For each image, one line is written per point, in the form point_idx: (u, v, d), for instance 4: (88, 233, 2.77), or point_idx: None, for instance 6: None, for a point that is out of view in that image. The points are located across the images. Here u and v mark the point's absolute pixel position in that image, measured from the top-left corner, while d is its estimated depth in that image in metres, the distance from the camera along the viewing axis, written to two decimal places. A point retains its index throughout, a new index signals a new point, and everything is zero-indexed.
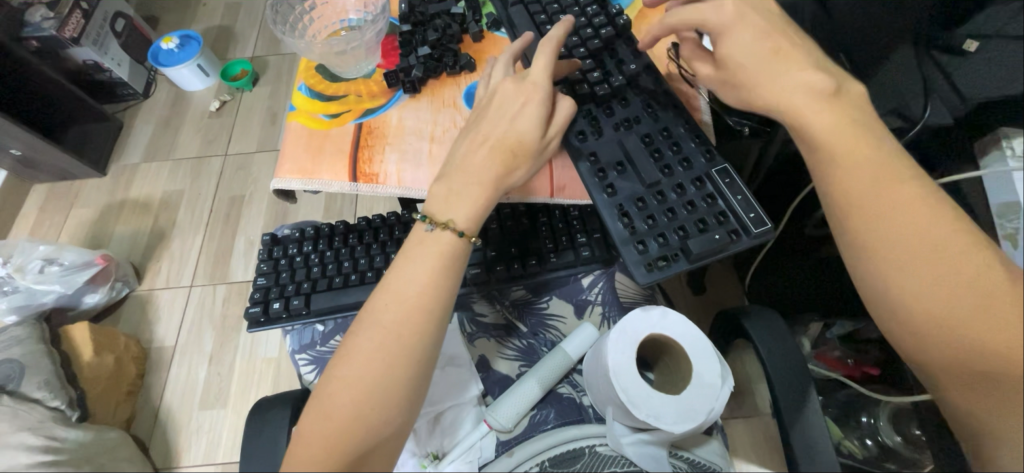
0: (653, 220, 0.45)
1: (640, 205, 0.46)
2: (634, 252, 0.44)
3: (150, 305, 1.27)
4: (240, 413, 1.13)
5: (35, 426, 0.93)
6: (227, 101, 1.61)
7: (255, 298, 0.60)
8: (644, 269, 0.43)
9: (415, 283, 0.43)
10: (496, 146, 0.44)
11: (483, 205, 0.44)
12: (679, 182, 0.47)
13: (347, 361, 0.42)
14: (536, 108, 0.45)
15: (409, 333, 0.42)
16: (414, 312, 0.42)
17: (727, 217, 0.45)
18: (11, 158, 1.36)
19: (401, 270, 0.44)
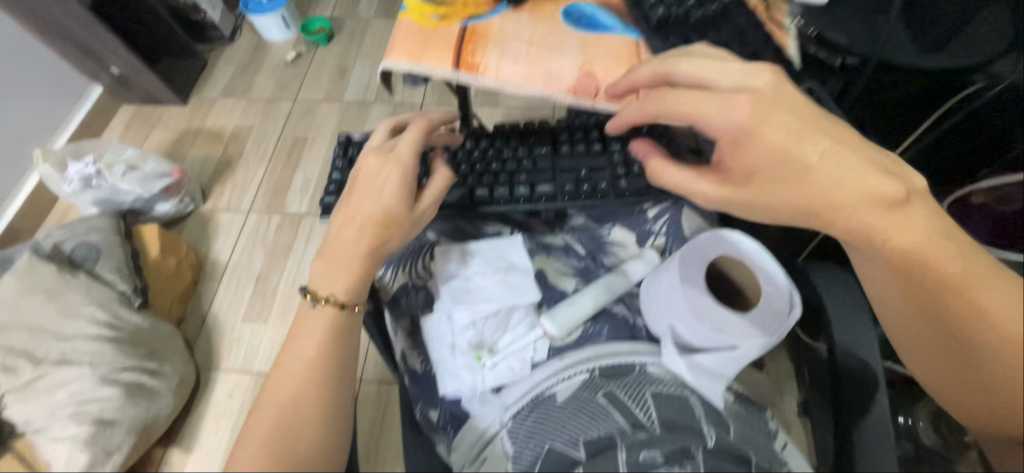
0: None
1: None
2: (712, 145, 0.45)
3: (211, 223, 1.35)
4: (280, 331, 1.19)
5: (104, 304, 1.01)
6: (302, 53, 1.71)
7: (331, 189, 0.65)
8: (720, 161, 0.44)
9: (308, 347, 0.49)
10: (365, 229, 0.52)
11: (354, 280, 0.51)
12: None
13: (248, 439, 0.45)
14: (398, 182, 0.53)
15: (299, 405, 0.46)
16: (306, 383, 0.47)
17: None
18: (109, 76, 1.49)
19: (294, 349, 0.50)
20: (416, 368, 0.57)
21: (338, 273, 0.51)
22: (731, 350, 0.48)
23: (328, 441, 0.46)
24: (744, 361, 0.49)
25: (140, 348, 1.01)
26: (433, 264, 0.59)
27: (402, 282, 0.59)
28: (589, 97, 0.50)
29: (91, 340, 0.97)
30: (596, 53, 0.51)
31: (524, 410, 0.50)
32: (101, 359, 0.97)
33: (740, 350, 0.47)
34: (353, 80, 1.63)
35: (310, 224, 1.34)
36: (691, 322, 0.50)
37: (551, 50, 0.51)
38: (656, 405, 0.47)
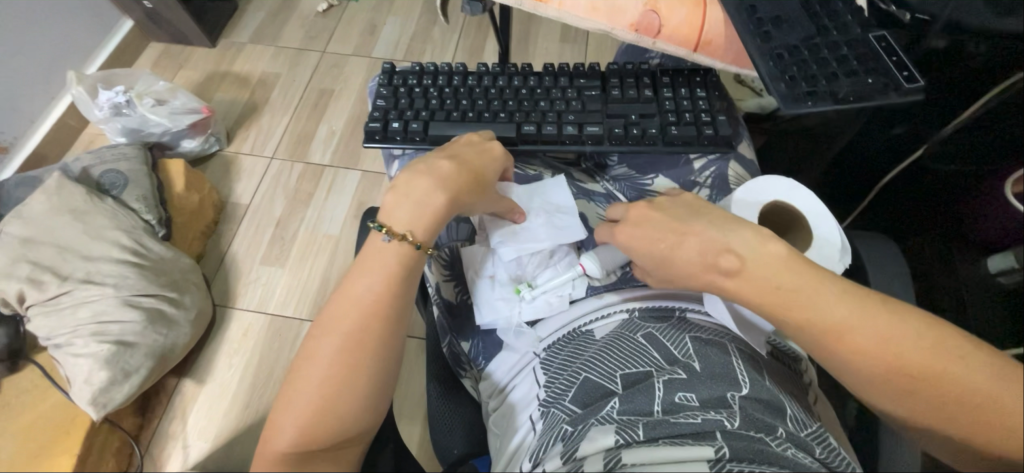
0: (806, 66, 0.45)
1: (793, 52, 0.46)
2: (781, 87, 0.45)
3: (234, 166, 1.36)
4: (297, 275, 1.20)
5: (129, 230, 1.03)
6: (333, 5, 1.69)
7: (375, 116, 0.65)
8: (790, 100, 0.44)
9: (374, 280, 0.44)
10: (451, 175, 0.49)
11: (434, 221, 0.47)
12: (832, 40, 0.47)
13: (309, 359, 0.41)
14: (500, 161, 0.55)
15: (368, 337, 0.42)
16: (371, 320, 0.42)
17: (878, 73, 0.45)
18: (141, 10, 1.47)
19: (360, 278, 0.45)
20: (452, 299, 0.58)
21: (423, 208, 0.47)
22: None
23: (389, 378, 0.43)
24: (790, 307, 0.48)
25: (161, 277, 1.02)
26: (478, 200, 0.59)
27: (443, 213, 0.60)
28: (649, 36, 0.49)
29: (115, 263, 0.99)
30: None
31: (560, 342, 0.52)
32: (124, 282, 0.98)
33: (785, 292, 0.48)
34: (383, 37, 1.61)
35: (332, 175, 1.34)
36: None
37: None
38: (696, 347, 0.47)
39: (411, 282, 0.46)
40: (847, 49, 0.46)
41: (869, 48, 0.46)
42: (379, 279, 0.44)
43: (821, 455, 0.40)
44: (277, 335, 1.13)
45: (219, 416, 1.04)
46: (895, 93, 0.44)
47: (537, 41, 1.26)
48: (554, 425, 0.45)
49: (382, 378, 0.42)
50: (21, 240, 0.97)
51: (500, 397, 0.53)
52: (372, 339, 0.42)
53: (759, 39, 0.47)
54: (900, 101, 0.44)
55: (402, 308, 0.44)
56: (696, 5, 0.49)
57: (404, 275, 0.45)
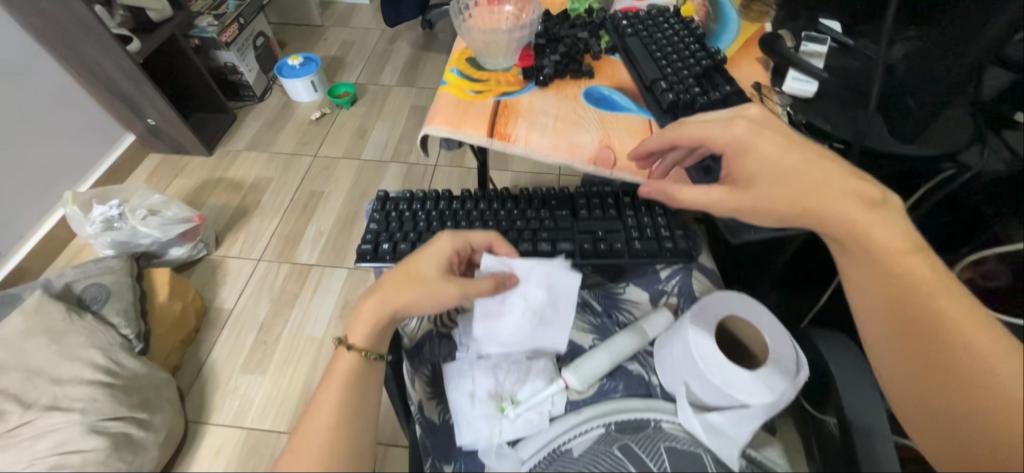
0: None
1: None
2: (727, 214, 0.48)
3: (220, 269, 1.37)
4: (277, 383, 1.16)
5: (104, 347, 1.00)
6: (326, 113, 1.83)
7: (367, 238, 0.70)
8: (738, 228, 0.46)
9: (333, 404, 0.51)
10: (389, 284, 0.56)
11: (367, 326, 0.55)
12: None
13: None
14: (439, 260, 0.58)
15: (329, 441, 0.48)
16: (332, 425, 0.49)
17: None
18: (143, 126, 1.57)
19: (327, 391, 0.52)
20: (433, 418, 0.57)
21: (362, 315, 0.55)
22: (742, 407, 0.48)
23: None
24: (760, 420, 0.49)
25: (133, 396, 0.98)
26: (456, 314, 0.64)
27: (427, 329, 0.63)
28: (607, 167, 0.54)
29: (85, 385, 0.95)
30: (614, 129, 0.56)
31: (541, 465, 0.51)
32: (93, 406, 0.93)
33: (751, 408, 0.47)
34: (371, 141, 1.74)
35: (319, 275, 1.36)
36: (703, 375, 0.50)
37: (573, 125, 0.57)
38: (669, 459, 0.49)
39: (366, 386, 0.53)
40: None
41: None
42: (337, 403, 0.51)
43: None
44: (252, 452, 1.06)
45: None
46: None
47: None
48: None
49: None
50: None
51: None
52: (334, 460, 0.48)
53: (701, 171, 0.52)
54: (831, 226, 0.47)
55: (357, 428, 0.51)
56: (645, 140, 0.55)
57: (358, 396, 0.52)
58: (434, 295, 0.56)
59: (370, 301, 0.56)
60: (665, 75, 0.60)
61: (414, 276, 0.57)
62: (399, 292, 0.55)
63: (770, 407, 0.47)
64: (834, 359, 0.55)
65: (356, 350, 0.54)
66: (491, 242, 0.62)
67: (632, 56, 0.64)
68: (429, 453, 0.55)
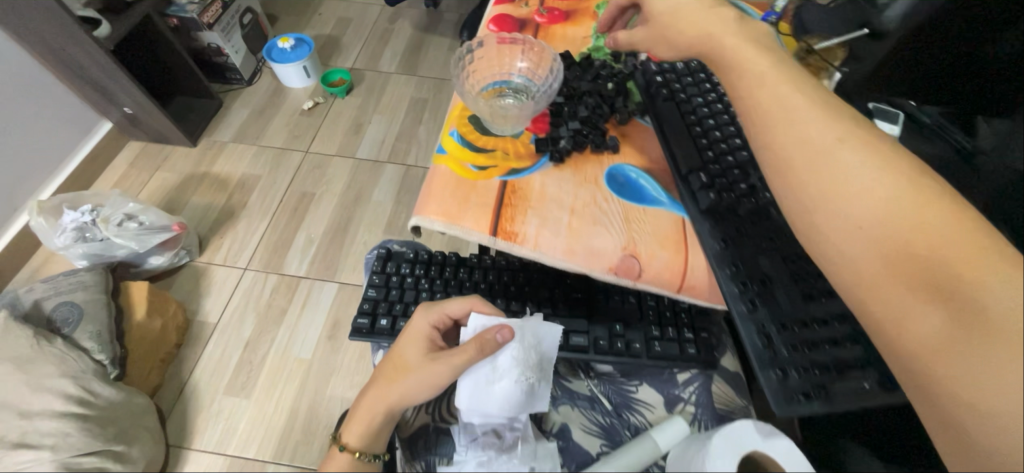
0: (797, 349, 0.41)
1: (783, 328, 0.42)
2: (772, 378, 0.40)
3: (204, 278, 1.30)
4: (263, 407, 1.12)
5: (76, 375, 0.94)
6: (319, 103, 1.70)
7: (364, 309, 0.63)
8: (783, 401, 0.39)
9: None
10: (379, 378, 0.55)
11: (361, 425, 0.53)
12: (824, 316, 0.42)
13: None
14: (420, 341, 0.55)
15: None
16: None
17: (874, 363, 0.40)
18: (120, 114, 1.46)
19: None
20: None
21: (357, 415, 0.54)
22: None
23: None
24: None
25: (108, 428, 0.93)
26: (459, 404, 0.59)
27: (424, 421, 0.59)
28: (630, 279, 0.46)
29: (55, 418, 0.89)
30: (641, 231, 0.47)
31: None
32: (64, 442, 0.88)
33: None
34: (367, 137, 1.62)
35: (308, 289, 1.29)
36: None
37: (593, 224, 0.48)
38: None
39: None
40: (841, 326, 0.42)
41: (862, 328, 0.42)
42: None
43: None
44: None
45: None
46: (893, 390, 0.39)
47: None
48: None
49: None
50: None
51: None
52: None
53: (744, 302, 0.43)
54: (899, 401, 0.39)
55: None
56: (677, 250, 0.47)
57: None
58: (423, 383, 0.53)
59: (366, 399, 0.55)
60: (706, 161, 0.51)
61: (399, 366, 0.54)
62: (386, 387, 0.54)
63: None
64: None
65: (347, 450, 0.53)
66: (472, 305, 0.57)
67: (664, 126, 0.54)
68: None
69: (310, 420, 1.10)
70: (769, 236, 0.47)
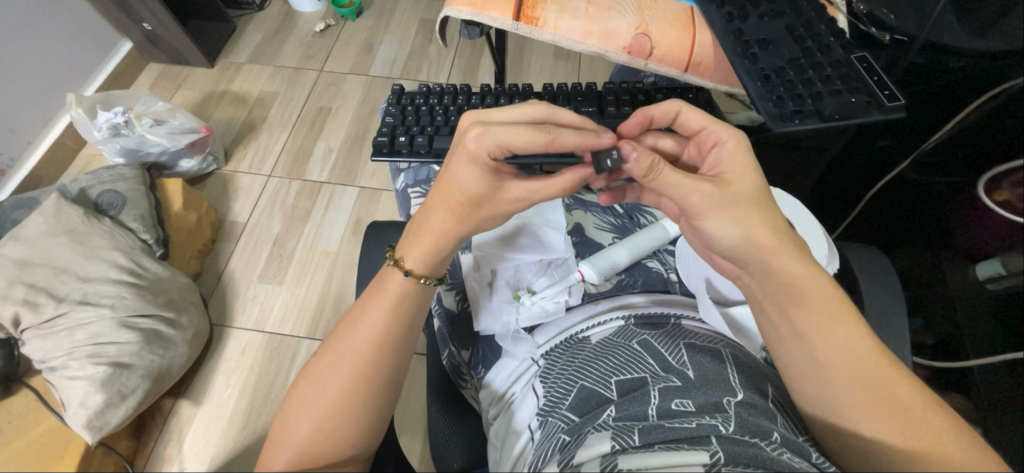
0: (792, 86, 0.46)
1: (779, 73, 0.47)
2: (769, 105, 0.46)
3: (232, 184, 1.35)
4: (295, 293, 1.19)
5: (126, 250, 1.03)
6: (331, 25, 1.70)
7: (383, 132, 0.67)
8: (780, 119, 0.45)
9: (378, 326, 0.45)
10: (442, 207, 0.46)
11: (428, 248, 0.47)
12: (816, 62, 0.48)
13: (310, 380, 0.44)
14: (474, 176, 0.45)
15: (364, 358, 0.44)
16: (372, 340, 0.45)
17: (861, 91, 0.46)
18: (140, 32, 1.48)
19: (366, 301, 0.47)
20: (452, 308, 0.57)
21: (423, 238, 0.47)
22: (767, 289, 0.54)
23: (389, 395, 0.45)
24: None
25: (158, 297, 1.02)
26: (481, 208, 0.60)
27: None
28: (642, 57, 0.51)
29: (112, 284, 0.98)
30: (653, 14, 0.51)
31: (558, 349, 0.51)
32: (121, 303, 0.98)
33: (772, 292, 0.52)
34: (379, 56, 1.62)
35: (330, 192, 1.34)
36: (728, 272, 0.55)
37: (608, 9, 0.52)
38: (690, 353, 0.47)
39: (416, 309, 0.48)
40: (830, 69, 0.48)
41: (850, 70, 0.47)
42: (382, 328, 0.45)
43: (817, 458, 0.39)
44: (275, 354, 1.11)
45: (216, 439, 1.01)
46: (876, 111, 0.45)
47: (530, 58, 1.28)
48: (552, 435, 0.44)
49: (377, 403, 0.44)
50: (18, 262, 0.97)
51: (498, 406, 0.51)
52: (370, 376, 0.44)
53: (747, 60, 0.48)
54: (881, 120, 0.45)
55: (399, 353, 0.46)
56: (685, 28, 0.51)
57: (410, 322, 0.47)
58: None
59: (432, 225, 0.47)
60: None
61: (464, 200, 0.45)
62: (457, 224, 0.46)
63: None
64: (857, 260, 0.55)
65: (412, 276, 0.47)
66: (541, 115, 0.47)
67: None
68: (448, 344, 0.55)
69: (338, 304, 1.17)
70: (770, 10, 0.51)
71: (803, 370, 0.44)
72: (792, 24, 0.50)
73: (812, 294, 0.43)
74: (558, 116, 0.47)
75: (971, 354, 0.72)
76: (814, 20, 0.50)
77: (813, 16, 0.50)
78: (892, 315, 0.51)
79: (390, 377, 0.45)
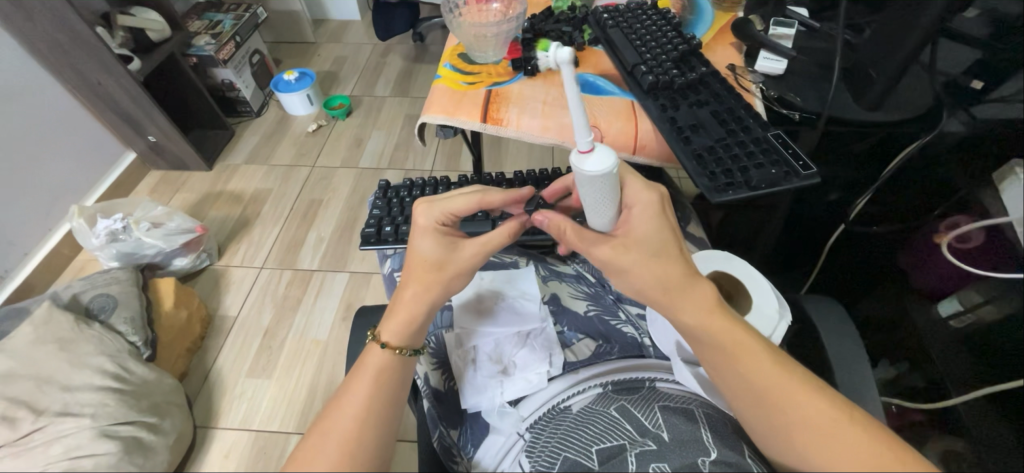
0: (722, 161, 0.54)
1: (710, 152, 0.55)
2: (705, 179, 0.52)
3: (224, 278, 1.38)
4: (284, 385, 1.17)
5: (113, 354, 1.02)
6: (322, 125, 1.85)
7: (371, 222, 0.73)
8: (715, 190, 0.51)
9: (360, 401, 0.48)
10: (410, 280, 0.53)
11: (405, 319, 0.52)
12: (740, 140, 0.56)
13: (297, 469, 0.43)
14: (428, 243, 0.54)
15: (349, 441, 0.45)
16: (357, 420, 0.46)
17: (781, 162, 0.53)
18: (144, 143, 1.60)
19: (353, 384, 0.49)
20: (439, 387, 0.57)
21: (398, 312, 0.52)
22: None
23: None
24: None
25: (142, 401, 0.99)
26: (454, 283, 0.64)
27: None
28: (594, 145, 0.58)
29: (94, 391, 0.96)
30: (600, 111, 0.60)
31: (542, 420, 0.53)
32: (103, 411, 0.95)
33: None
34: (368, 149, 1.75)
35: (321, 279, 1.37)
36: None
37: (562, 108, 0.61)
38: (665, 417, 0.48)
39: (400, 384, 0.50)
40: (753, 145, 0.55)
41: (769, 144, 0.55)
42: (364, 401, 0.48)
43: None
44: (261, 454, 1.06)
45: None
46: (796, 178, 0.52)
47: (505, 144, 1.40)
48: None
49: None
50: (1, 376, 0.96)
51: None
52: (357, 452, 0.45)
53: (681, 142, 0.56)
54: (801, 185, 0.52)
55: (384, 424, 0.47)
56: (628, 120, 0.60)
57: (392, 394, 0.49)
58: (454, 281, 0.53)
59: (404, 300, 0.53)
60: (646, 59, 0.64)
61: (427, 266, 0.53)
62: (425, 290, 0.52)
63: None
64: (815, 310, 0.58)
65: (389, 348, 0.51)
66: (479, 203, 0.55)
67: (614, 45, 0.68)
68: (438, 425, 0.55)
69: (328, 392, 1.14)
70: (698, 100, 0.61)
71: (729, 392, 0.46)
72: (717, 110, 0.59)
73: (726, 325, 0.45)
74: (491, 200, 0.56)
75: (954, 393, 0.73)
76: (735, 105, 0.59)
77: (733, 103, 0.60)
78: (857, 363, 0.54)
79: (375, 458, 0.46)
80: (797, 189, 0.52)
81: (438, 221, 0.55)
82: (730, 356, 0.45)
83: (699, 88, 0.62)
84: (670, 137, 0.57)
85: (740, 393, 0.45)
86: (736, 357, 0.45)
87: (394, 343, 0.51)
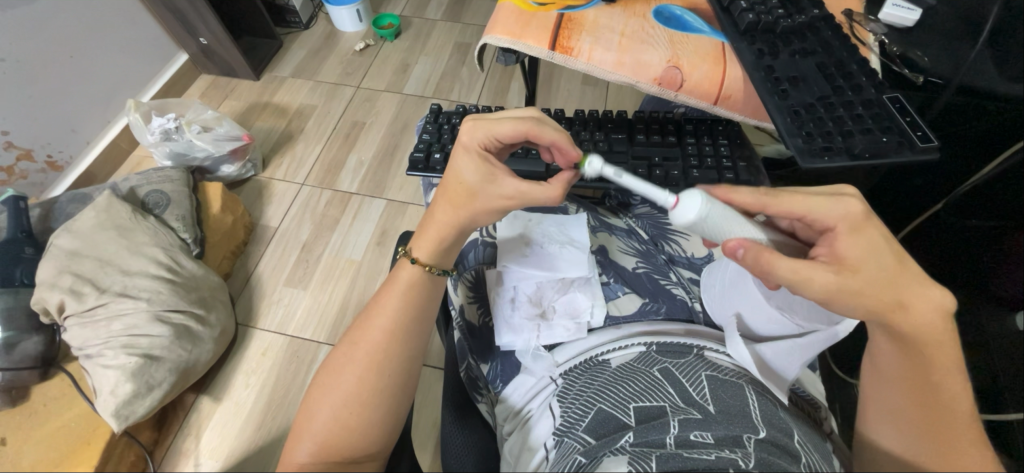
0: (821, 122, 0.48)
1: (810, 110, 0.49)
2: (798, 141, 0.47)
3: (267, 190, 1.41)
4: (318, 298, 1.22)
5: (166, 247, 1.09)
6: (370, 45, 1.78)
7: (419, 147, 0.71)
8: (808, 155, 0.46)
9: (389, 312, 0.48)
10: (441, 199, 0.51)
11: (436, 240, 0.50)
12: (848, 100, 0.49)
13: (329, 376, 0.45)
14: (467, 169, 0.49)
15: (376, 355, 0.45)
16: (384, 335, 0.46)
17: (893, 131, 0.47)
18: (196, 45, 1.58)
19: (383, 302, 0.49)
20: (474, 321, 0.57)
21: (429, 227, 0.51)
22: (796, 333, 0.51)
23: (402, 397, 0.46)
24: (809, 356, 0.49)
25: (191, 294, 1.06)
26: (502, 223, 0.62)
27: (472, 237, 0.62)
28: (672, 89, 0.53)
29: (150, 279, 1.04)
30: (684, 49, 0.53)
31: (577, 370, 0.51)
32: (157, 297, 1.02)
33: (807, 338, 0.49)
34: (414, 75, 1.69)
35: (359, 203, 1.38)
36: (758, 305, 0.53)
37: (641, 42, 0.54)
38: (711, 388, 0.47)
39: (427, 305, 0.50)
40: (863, 108, 0.49)
41: (883, 109, 0.48)
42: (393, 315, 0.48)
43: None
44: (294, 357, 1.13)
45: (231, 437, 1.03)
46: (909, 151, 0.46)
47: (558, 83, 1.31)
48: (567, 456, 0.44)
49: (391, 403, 0.45)
50: (68, 253, 1.03)
51: (515, 422, 0.52)
52: (386, 363, 0.45)
53: (777, 95, 0.50)
54: (911, 159, 0.46)
55: (411, 341, 0.47)
56: (716, 62, 0.53)
57: (417, 311, 0.49)
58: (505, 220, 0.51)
59: (434, 220, 0.51)
60: None
61: (461, 191, 0.49)
62: (452, 210, 0.50)
63: (818, 337, 0.49)
64: None
65: (418, 263, 0.50)
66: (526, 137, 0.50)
67: None
68: (466, 356, 0.55)
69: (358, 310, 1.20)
70: (802, 50, 0.53)
71: (889, 393, 0.43)
72: (825, 63, 0.52)
73: (932, 348, 0.41)
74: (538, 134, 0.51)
75: (1012, 408, 0.68)
76: (848, 60, 0.52)
77: (845, 56, 0.52)
78: None
79: (400, 379, 0.46)
80: (907, 163, 0.47)
81: (477, 147, 0.51)
82: (925, 380, 0.41)
83: (808, 37, 0.54)
84: (765, 88, 0.50)
85: (911, 418, 0.41)
86: (935, 382, 0.41)
87: (423, 260, 0.50)
